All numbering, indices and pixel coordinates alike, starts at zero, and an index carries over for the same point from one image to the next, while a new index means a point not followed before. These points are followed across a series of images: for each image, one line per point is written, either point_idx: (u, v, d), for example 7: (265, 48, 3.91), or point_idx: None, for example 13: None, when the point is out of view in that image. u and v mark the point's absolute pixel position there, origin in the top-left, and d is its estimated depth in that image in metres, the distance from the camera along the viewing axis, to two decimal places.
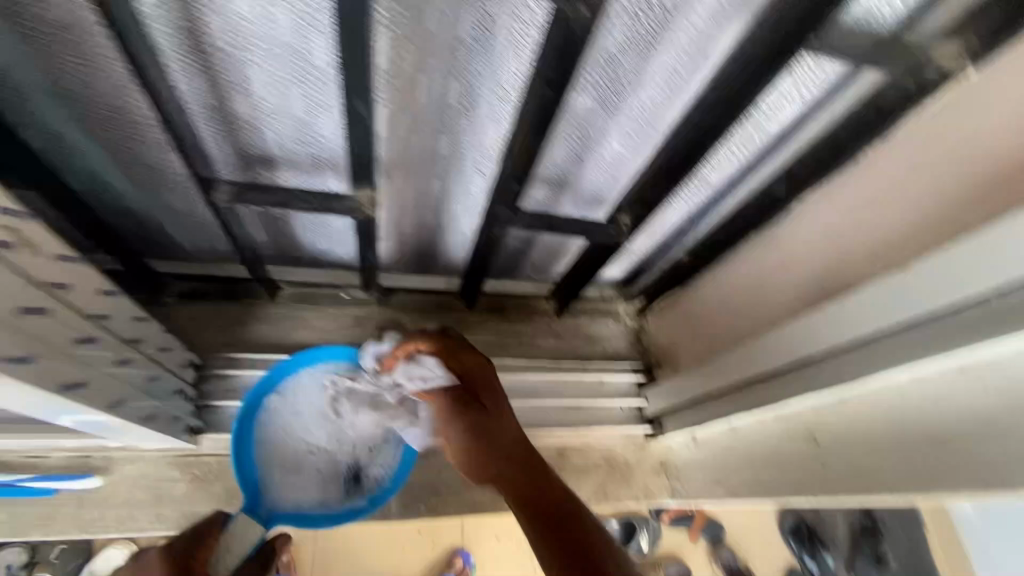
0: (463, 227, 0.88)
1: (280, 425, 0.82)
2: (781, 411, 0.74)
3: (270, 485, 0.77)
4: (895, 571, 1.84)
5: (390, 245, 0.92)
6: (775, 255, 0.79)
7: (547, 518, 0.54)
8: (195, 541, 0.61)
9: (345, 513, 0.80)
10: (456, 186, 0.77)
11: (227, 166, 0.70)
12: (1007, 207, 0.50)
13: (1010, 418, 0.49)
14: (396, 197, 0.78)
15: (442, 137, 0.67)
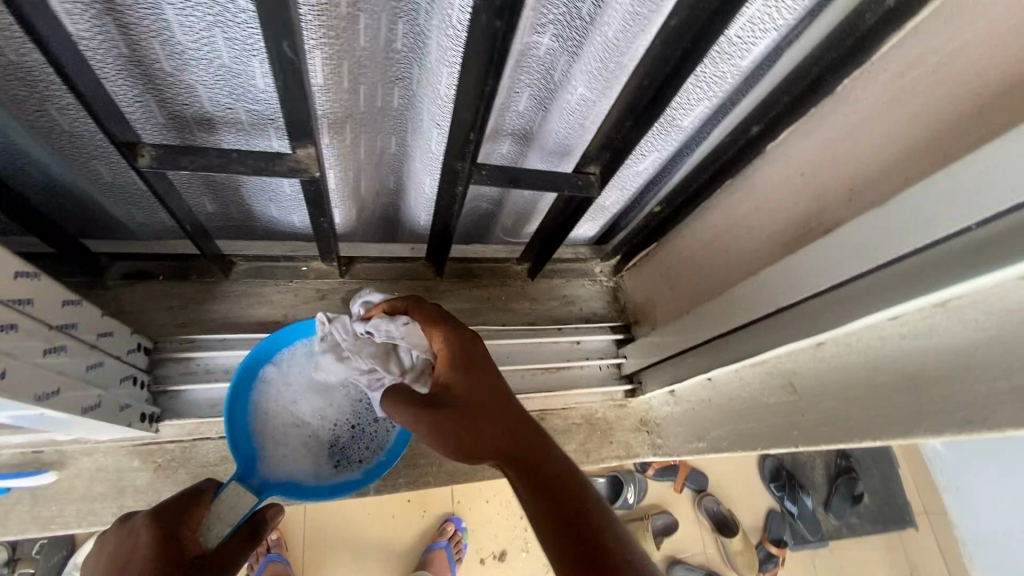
0: (424, 188, 0.82)
1: (273, 395, 0.77)
2: (759, 361, 0.73)
3: (262, 456, 0.72)
4: (869, 505, 1.94)
5: (348, 212, 0.86)
6: (750, 201, 0.76)
7: (549, 493, 0.45)
8: (183, 508, 0.54)
9: (340, 485, 0.75)
10: (411, 141, 0.71)
11: (149, 124, 0.63)
12: (989, 133, 0.48)
13: (988, 352, 0.47)
14: (349, 158, 0.72)
15: (390, 85, 0.61)
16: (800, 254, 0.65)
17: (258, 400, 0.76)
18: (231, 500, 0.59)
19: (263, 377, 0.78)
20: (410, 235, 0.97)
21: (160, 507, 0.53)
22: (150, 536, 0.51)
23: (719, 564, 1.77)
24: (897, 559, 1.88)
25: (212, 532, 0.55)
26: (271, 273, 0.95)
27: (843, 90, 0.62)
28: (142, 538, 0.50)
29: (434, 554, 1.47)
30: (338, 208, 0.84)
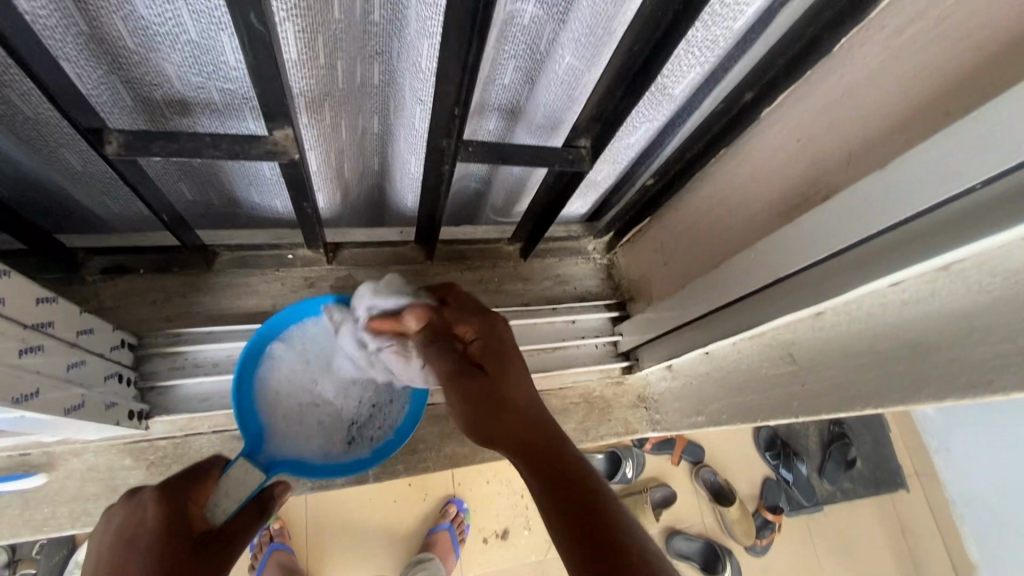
0: (410, 168, 0.79)
1: (282, 374, 0.76)
2: (756, 332, 0.72)
3: (270, 433, 0.71)
4: (862, 470, 1.97)
5: (332, 197, 0.83)
6: (745, 170, 0.75)
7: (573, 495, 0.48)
8: (190, 483, 0.52)
9: (349, 464, 0.74)
10: (394, 118, 0.68)
11: (116, 108, 0.59)
12: (992, 90, 0.46)
13: (990, 314, 0.47)
14: (330, 140, 0.69)
15: (368, 60, 0.59)
16: (798, 223, 0.63)
17: (265, 378, 0.75)
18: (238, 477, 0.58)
19: (271, 356, 0.76)
20: (398, 218, 0.95)
21: (167, 483, 0.51)
22: (157, 511, 0.49)
23: (717, 532, 1.80)
24: (888, 521, 1.93)
25: (219, 508, 0.53)
26: (256, 263, 0.92)
27: (840, 51, 0.60)
28: (149, 513, 0.48)
29: (437, 536, 1.48)
30: (321, 193, 0.81)
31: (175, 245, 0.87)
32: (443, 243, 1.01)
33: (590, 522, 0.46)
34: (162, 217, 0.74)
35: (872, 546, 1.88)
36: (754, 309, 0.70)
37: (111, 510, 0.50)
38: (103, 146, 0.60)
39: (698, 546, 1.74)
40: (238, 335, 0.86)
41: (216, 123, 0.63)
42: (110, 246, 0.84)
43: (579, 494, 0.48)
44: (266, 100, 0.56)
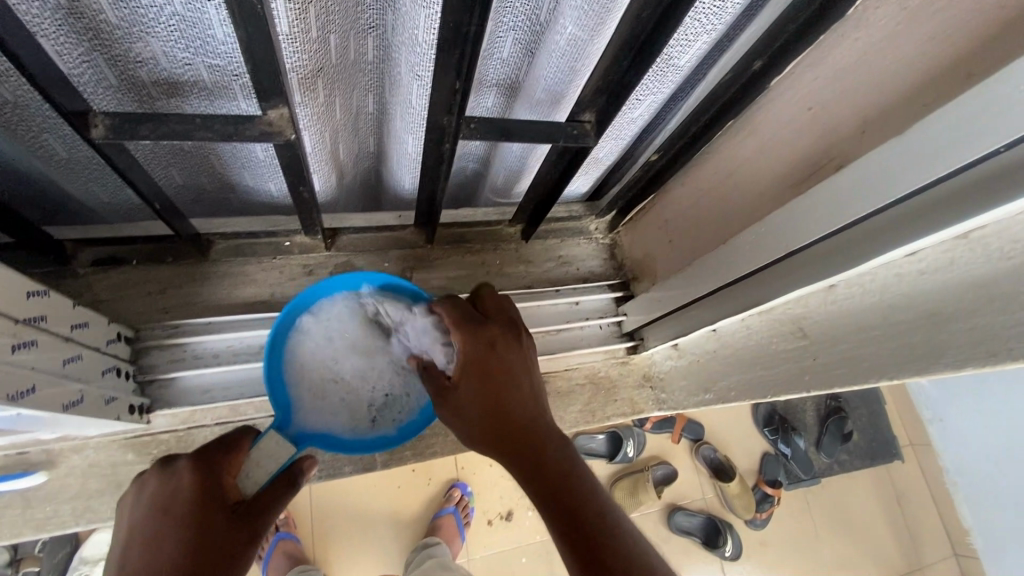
0: (406, 148, 0.76)
1: (313, 345, 0.72)
2: (766, 308, 0.71)
3: (299, 407, 0.68)
4: (858, 442, 2.01)
5: (328, 181, 0.81)
6: (754, 142, 0.74)
7: (558, 516, 0.50)
8: (223, 453, 0.53)
9: (375, 441, 0.72)
10: (392, 95, 0.66)
11: (99, 87, 0.56)
12: (1013, 52, 0.45)
13: (1010, 282, 0.46)
14: (324, 121, 0.66)
15: (361, 34, 0.57)
16: (810, 195, 0.62)
17: (293, 349, 0.72)
18: (272, 448, 0.57)
19: (300, 326, 0.73)
20: (396, 202, 0.93)
21: (201, 451, 0.52)
22: (193, 479, 0.50)
23: (717, 507, 1.82)
24: (884, 490, 1.97)
25: (250, 479, 0.54)
26: (252, 251, 0.90)
27: (854, 15, 0.58)
28: (186, 483, 0.49)
29: (442, 521, 1.48)
30: (316, 178, 0.78)
31: (169, 235, 0.84)
32: (443, 226, 0.99)
33: (574, 536, 0.49)
34: (153, 205, 0.72)
35: (869, 515, 1.92)
36: (764, 284, 0.69)
37: (146, 475, 0.51)
38: (90, 129, 0.58)
39: (699, 521, 1.76)
40: (238, 325, 0.84)
41: (206, 102, 0.61)
42: (100, 237, 0.82)
43: (565, 506, 0.51)
44: (259, 79, 0.53)
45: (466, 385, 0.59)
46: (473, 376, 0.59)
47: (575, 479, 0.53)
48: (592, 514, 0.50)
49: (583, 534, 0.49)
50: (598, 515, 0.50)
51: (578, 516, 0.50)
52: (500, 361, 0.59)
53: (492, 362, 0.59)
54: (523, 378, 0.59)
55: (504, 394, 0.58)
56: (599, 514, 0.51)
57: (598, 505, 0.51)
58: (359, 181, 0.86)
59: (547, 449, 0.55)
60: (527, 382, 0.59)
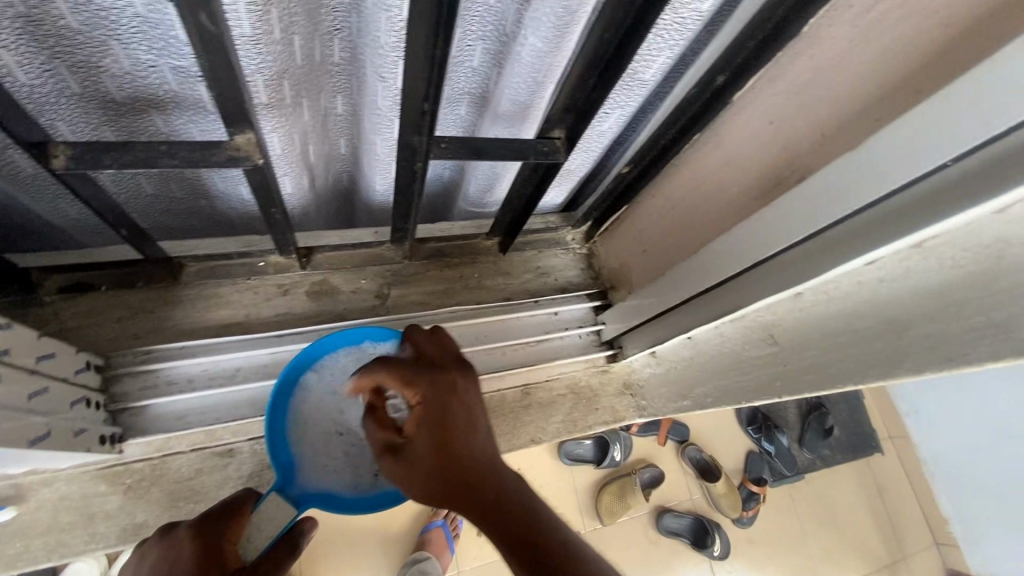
0: (379, 157, 0.77)
1: (314, 405, 0.75)
2: (738, 316, 0.73)
3: (300, 465, 0.70)
4: (840, 438, 2.05)
5: (300, 186, 0.79)
6: (721, 155, 0.75)
7: (520, 544, 0.50)
8: (224, 520, 0.56)
9: (376, 497, 0.72)
10: (364, 103, 0.66)
11: (59, 94, 0.55)
12: (949, 75, 0.47)
13: (965, 290, 0.48)
14: (292, 121, 0.65)
15: (326, 37, 0.56)
16: (776, 206, 0.64)
17: (299, 405, 0.74)
18: (270, 511, 0.61)
19: (304, 383, 0.75)
20: (370, 209, 0.91)
21: (202, 520, 0.56)
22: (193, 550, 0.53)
23: (705, 508, 1.83)
24: (865, 484, 2.01)
25: (251, 544, 0.57)
26: (226, 273, 0.88)
27: (809, 31, 0.60)
28: (185, 551, 0.53)
29: (431, 535, 1.49)
30: (287, 180, 0.77)
31: (140, 258, 0.83)
32: (420, 241, 0.98)
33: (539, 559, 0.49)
34: (119, 229, 0.71)
35: (852, 509, 1.95)
36: (737, 293, 0.70)
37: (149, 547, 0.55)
38: (50, 158, 0.56)
39: (688, 522, 1.77)
40: (213, 348, 0.83)
41: (176, 105, 0.59)
42: (68, 263, 0.80)
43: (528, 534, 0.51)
44: (224, 104, 0.53)
45: (422, 437, 0.56)
46: (429, 427, 0.56)
47: (537, 516, 0.53)
48: (557, 543, 0.50)
49: (548, 563, 0.48)
50: (561, 545, 0.50)
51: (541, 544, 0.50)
52: (457, 405, 0.58)
53: (452, 408, 0.57)
54: (479, 421, 0.58)
55: (464, 438, 0.56)
56: (564, 543, 0.50)
57: (563, 536, 0.51)
58: (330, 185, 0.84)
59: (502, 483, 0.55)
60: (481, 422, 0.59)
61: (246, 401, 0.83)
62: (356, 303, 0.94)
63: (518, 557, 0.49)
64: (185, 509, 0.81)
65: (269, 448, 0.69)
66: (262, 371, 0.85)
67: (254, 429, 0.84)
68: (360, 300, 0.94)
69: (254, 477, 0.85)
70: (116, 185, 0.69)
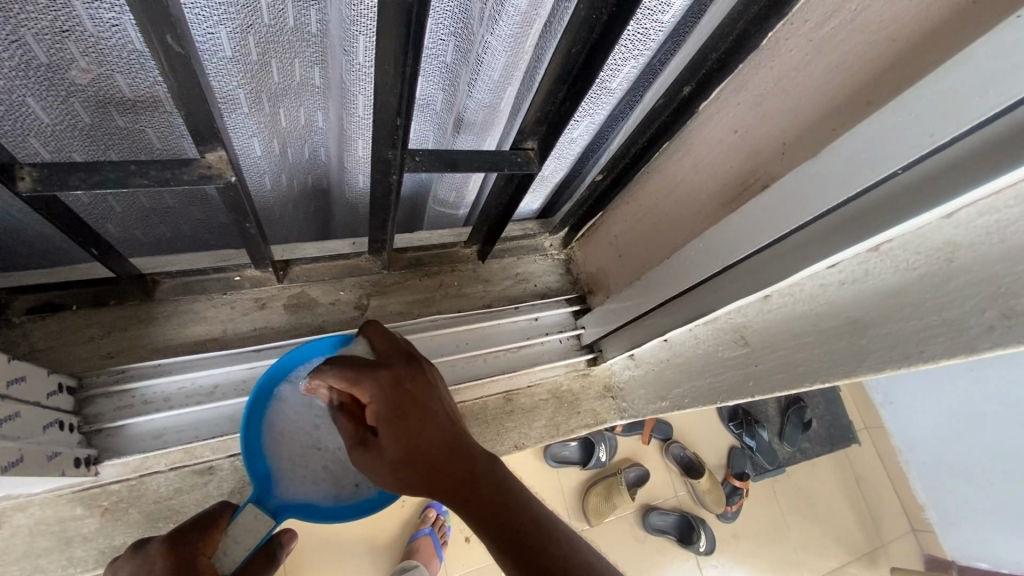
0: (355, 144, 0.73)
1: (290, 418, 0.75)
2: (711, 319, 0.75)
3: (279, 476, 0.69)
4: (818, 430, 2.11)
5: (271, 150, 0.71)
6: (688, 162, 0.78)
7: (492, 523, 0.53)
8: (197, 535, 0.56)
9: (359, 504, 0.72)
10: (340, 82, 0.63)
11: (25, 68, 0.50)
12: (895, 88, 0.50)
13: (919, 291, 0.50)
14: (261, 83, 0.59)
15: (301, 5, 0.52)
16: (742, 212, 0.66)
17: (274, 416, 0.74)
18: (248, 522, 0.61)
19: (278, 394, 0.75)
20: (345, 191, 0.86)
21: (175, 534, 0.55)
22: (166, 563, 0.52)
23: (690, 504, 1.86)
24: (844, 474, 2.06)
25: (229, 557, 0.57)
26: (202, 288, 0.88)
27: (769, 43, 0.63)
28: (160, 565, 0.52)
29: (420, 543, 1.48)
30: (253, 145, 0.69)
31: (112, 276, 0.82)
32: (399, 251, 0.99)
33: (513, 536, 0.52)
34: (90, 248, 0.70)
35: (831, 500, 2.00)
36: (709, 297, 0.72)
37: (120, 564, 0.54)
38: (16, 181, 0.56)
39: (674, 519, 1.79)
40: (190, 365, 0.82)
41: (141, 75, 0.54)
42: (37, 283, 0.78)
43: (501, 516, 0.53)
44: (194, 119, 0.54)
45: (383, 432, 0.57)
46: (391, 423, 0.56)
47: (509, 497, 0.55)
48: (527, 522, 0.53)
49: (522, 540, 0.52)
50: (532, 522, 0.53)
51: (512, 526, 0.53)
52: (414, 398, 0.58)
53: (409, 405, 0.57)
54: (440, 408, 0.59)
55: (426, 433, 0.57)
56: (536, 521, 0.54)
57: (535, 515, 0.54)
58: (305, 163, 0.79)
59: (475, 468, 0.56)
60: (440, 412, 0.59)
61: (226, 418, 0.82)
62: (335, 315, 0.94)
63: (491, 538, 0.52)
64: (166, 529, 0.81)
65: (246, 462, 0.68)
66: (241, 388, 0.84)
67: (234, 446, 0.83)
68: (339, 312, 0.94)
69: (235, 493, 0.84)
70: (80, 153, 0.62)
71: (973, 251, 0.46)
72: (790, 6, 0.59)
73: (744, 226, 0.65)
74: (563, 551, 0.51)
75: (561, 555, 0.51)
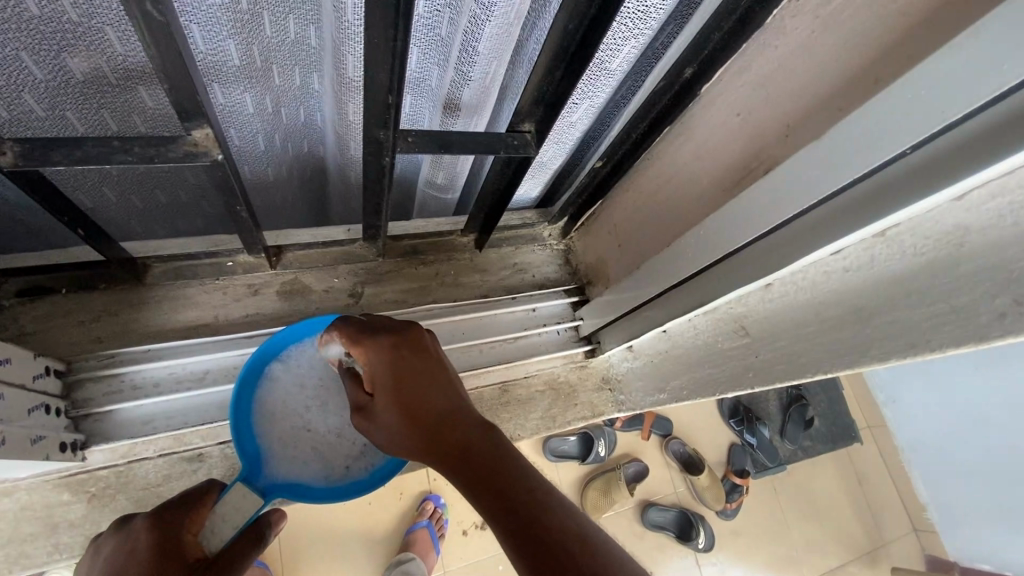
0: (348, 110, 0.70)
1: (279, 399, 0.73)
2: (710, 308, 0.73)
3: (269, 456, 0.68)
4: (820, 427, 2.09)
5: (263, 108, 0.67)
6: (688, 147, 0.76)
7: (486, 492, 0.50)
8: (184, 509, 0.54)
9: (349, 485, 0.70)
10: (335, 43, 0.60)
11: (13, 19, 0.47)
12: (903, 65, 0.48)
13: (926, 277, 0.49)
14: (250, 34, 0.56)
15: None
16: (742, 198, 0.64)
17: (264, 396, 0.72)
18: (237, 500, 0.58)
19: (269, 373, 0.74)
20: (341, 161, 0.81)
21: (162, 508, 0.54)
22: (150, 539, 0.51)
23: (689, 501, 1.85)
24: (845, 472, 2.05)
25: (215, 534, 0.54)
26: (194, 273, 0.86)
27: (773, 22, 0.61)
28: (143, 541, 0.51)
29: (417, 534, 1.47)
30: (245, 100, 0.64)
31: (102, 260, 0.80)
32: (394, 238, 0.97)
33: (507, 503, 0.49)
34: (78, 230, 0.68)
35: (832, 498, 1.99)
36: (707, 286, 0.71)
37: (106, 540, 0.54)
38: None
39: (673, 515, 1.78)
40: (179, 351, 0.81)
41: (121, 32, 0.51)
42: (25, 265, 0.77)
43: (496, 485, 0.50)
44: (179, 94, 0.52)
45: (382, 396, 0.58)
46: (389, 390, 0.58)
47: (506, 461, 0.53)
48: (524, 491, 0.50)
49: (518, 508, 0.48)
50: (529, 491, 0.50)
51: (508, 495, 0.49)
52: (412, 365, 0.58)
53: (406, 374, 0.58)
54: (436, 374, 0.59)
55: (426, 400, 0.57)
56: (532, 490, 0.50)
57: (531, 483, 0.50)
58: (299, 128, 0.74)
59: (470, 439, 0.55)
60: (440, 381, 0.59)
61: (215, 404, 0.81)
62: (328, 302, 0.93)
63: (486, 509, 0.49)
64: None
65: (234, 441, 0.66)
66: (231, 374, 0.82)
67: (224, 433, 0.82)
68: (333, 299, 0.93)
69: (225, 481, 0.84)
70: (74, 114, 0.59)
71: (984, 236, 0.44)
72: None
73: (745, 212, 0.63)
74: (561, 522, 0.47)
75: (560, 526, 0.47)
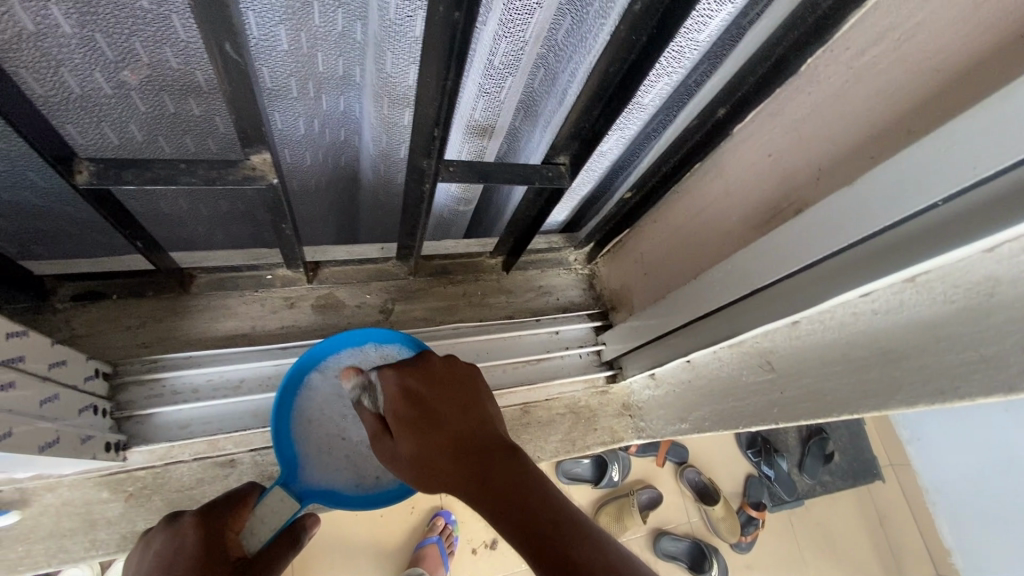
0: (388, 109, 0.72)
1: (316, 407, 0.76)
2: (735, 342, 0.74)
3: (305, 462, 0.71)
4: (841, 462, 2.05)
5: (305, 93, 0.69)
6: (718, 182, 0.78)
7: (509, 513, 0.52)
8: (227, 511, 0.57)
9: (379, 495, 0.72)
10: (381, 42, 0.62)
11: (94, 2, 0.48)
12: (936, 121, 0.49)
13: (955, 324, 0.49)
14: (301, 22, 0.58)
15: None
16: (772, 236, 0.65)
17: (303, 402, 0.75)
18: (274, 504, 0.61)
19: (309, 383, 0.76)
20: (377, 157, 0.84)
21: (207, 508, 0.56)
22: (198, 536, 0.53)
23: (703, 532, 1.82)
24: (866, 511, 1.99)
25: (254, 535, 0.58)
26: (235, 285, 0.90)
27: (807, 70, 0.63)
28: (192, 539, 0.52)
29: (427, 550, 1.47)
30: (290, 87, 0.67)
31: (151, 269, 0.85)
32: (426, 257, 1.00)
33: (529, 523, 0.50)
34: (135, 242, 0.73)
35: (852, 538, 1.93)
36: (733, 319, 0.72)
37: (154, 536, 0.55)
38: (75, 174, 0.59)
39: (686, 546, 1.75)
40: (217, 359, 0.84)
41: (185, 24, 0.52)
42: (81, 272, 0.82)
43: (517, 504, 0.52)
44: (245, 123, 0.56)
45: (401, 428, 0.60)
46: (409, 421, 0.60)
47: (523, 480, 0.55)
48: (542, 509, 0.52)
49: (539, 529, 0.50)
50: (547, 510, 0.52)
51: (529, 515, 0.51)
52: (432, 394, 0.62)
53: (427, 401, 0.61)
54: (454, 402, 0.62)
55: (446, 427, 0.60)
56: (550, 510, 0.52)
57: (548, 502, 0.52)
58: (337, 120, 0.76)
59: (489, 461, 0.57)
60: (457, 408, 0.62)
61: (249, 413, 0.84)
62: (360, 318, 0.96)
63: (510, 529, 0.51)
64: None
65: (274, 445, 0.69)
66: (266, 384, 0.85)
67: (255, 440, 0.85)
68: (364, 314, 0.96)
69: None
70: (139, 98, 0.59)
71: (1015, 288, 0.45)
72: (830, 35, 0.59)
73: (774, 250, 0.65)
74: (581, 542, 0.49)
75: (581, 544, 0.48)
